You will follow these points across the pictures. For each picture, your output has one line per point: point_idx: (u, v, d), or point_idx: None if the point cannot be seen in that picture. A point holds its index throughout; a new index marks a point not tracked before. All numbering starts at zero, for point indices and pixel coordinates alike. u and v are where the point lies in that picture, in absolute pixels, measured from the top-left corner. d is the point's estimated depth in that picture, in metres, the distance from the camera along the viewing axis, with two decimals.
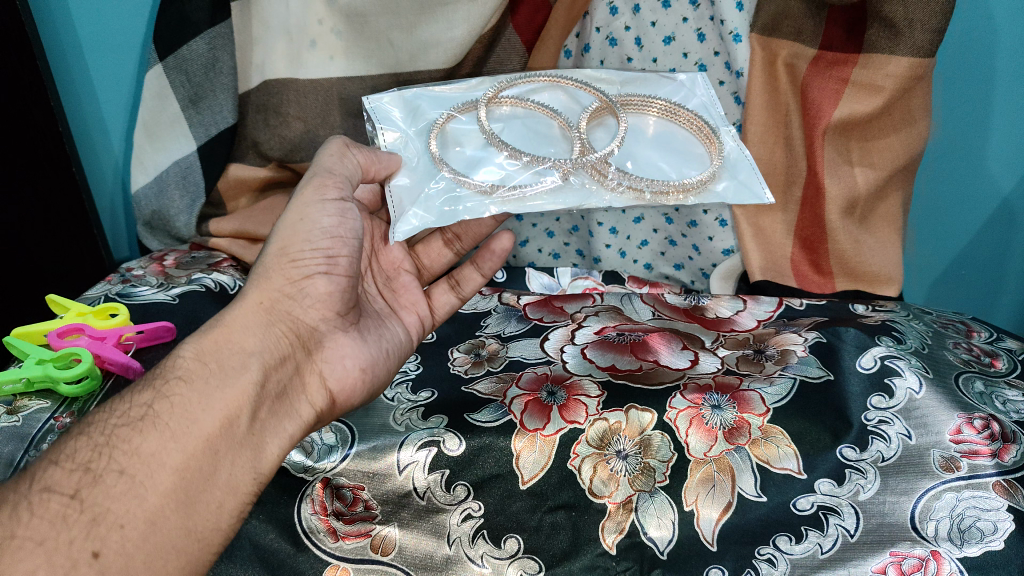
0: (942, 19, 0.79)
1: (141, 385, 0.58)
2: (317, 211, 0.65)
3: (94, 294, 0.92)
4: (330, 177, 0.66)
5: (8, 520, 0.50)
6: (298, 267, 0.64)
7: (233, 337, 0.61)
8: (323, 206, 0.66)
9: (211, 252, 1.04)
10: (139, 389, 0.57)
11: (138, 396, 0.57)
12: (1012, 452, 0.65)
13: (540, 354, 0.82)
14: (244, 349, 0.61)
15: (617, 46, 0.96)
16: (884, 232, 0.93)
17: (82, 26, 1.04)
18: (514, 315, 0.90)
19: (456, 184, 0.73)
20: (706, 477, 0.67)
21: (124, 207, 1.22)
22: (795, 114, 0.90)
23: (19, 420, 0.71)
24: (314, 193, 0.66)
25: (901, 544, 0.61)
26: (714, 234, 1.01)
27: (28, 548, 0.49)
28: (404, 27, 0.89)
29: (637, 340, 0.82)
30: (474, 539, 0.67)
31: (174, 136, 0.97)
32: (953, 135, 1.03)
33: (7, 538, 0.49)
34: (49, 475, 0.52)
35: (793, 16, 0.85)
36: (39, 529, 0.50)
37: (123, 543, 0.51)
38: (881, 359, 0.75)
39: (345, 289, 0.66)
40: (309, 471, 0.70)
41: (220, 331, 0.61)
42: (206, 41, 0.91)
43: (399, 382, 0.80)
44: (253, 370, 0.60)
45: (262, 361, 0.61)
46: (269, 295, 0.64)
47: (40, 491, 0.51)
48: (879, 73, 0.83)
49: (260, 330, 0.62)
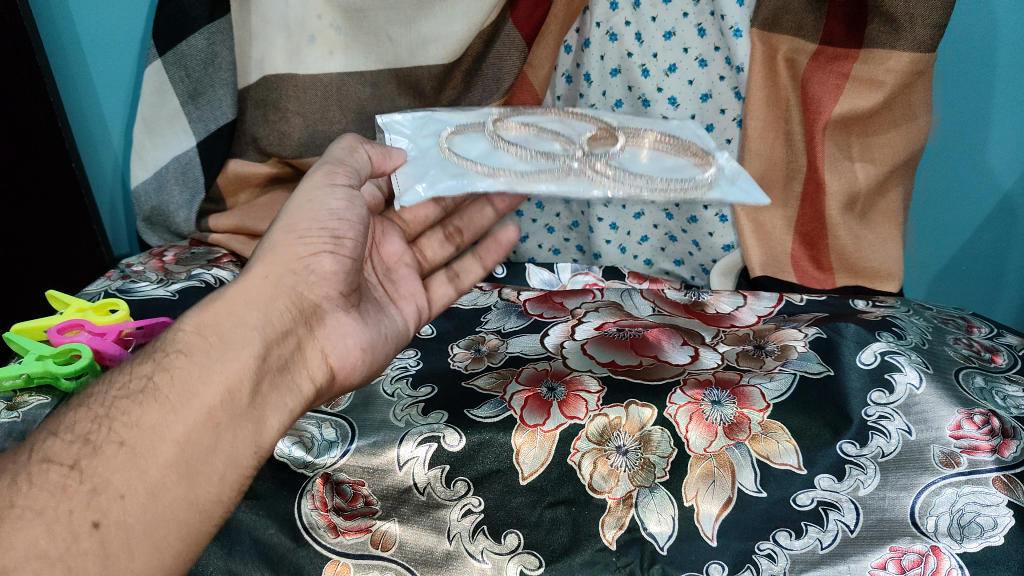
0: (944, 13, 0.78)
1: (140, 356, 0.58)
2: (326, 194, 0.66)
3: (94, 289, 0.91)
4: (340, 165, 0.68)
5: (8, 489, 0.50)
6: (303, 244, 0.64)
7: (235, 312, 0.61)
8: (332, 189, 0.66)
9: (211, 248, 1.02)
10: (139, 361, 0.57)
11: (139, 366, 0.57)
12: (1012, 448, 0.65)
13: (540, 349, 0.82)
14: (245, 323, 0.60)
15: (617, 42, 0.95)
16: (885, 226, 0.93)
17: (82, 23, 1.05)
18: (514, 310, 0.90)
19: (457, 166, 0.71)
20: (706, 472, 0.67)
21: (124, 204, 1.22)
22: (795, 108, 0.90)
23: (19, 415, 0.71)
24: (324, 176, 0.67)
25: (901, 540, 0.61)
26: (715, 230, 1.02)
27: (28, 518, 0.49)
28: (403, 21, 0.89)
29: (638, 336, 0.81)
30: (474, 534, 0.67)
31: (174, 131, 0.98)
32: (954, 130, 1.03)
33: (7, 507, 0.49)
34: (47, 445, 0.52)
35: (793, 11, 0.85)
36: (38, 499, 0.50)
37: (124, 512, 0.51)
38: (881, 354, 0.75)
39: (348, 270, 0.66)
40: (309, 467, 0.69)
41: (222, 305, 0.61)
42: (205, 37, 0.92)
43: (399, 377, 0.79)
44: (256, 343, 0.59)
45: (265, 335, 0.60)
46: (275, 270, 0.63)
47: (39, 461, 0.51)
48: (879, 68, 0.83)
49: (263, 304, 0.62)
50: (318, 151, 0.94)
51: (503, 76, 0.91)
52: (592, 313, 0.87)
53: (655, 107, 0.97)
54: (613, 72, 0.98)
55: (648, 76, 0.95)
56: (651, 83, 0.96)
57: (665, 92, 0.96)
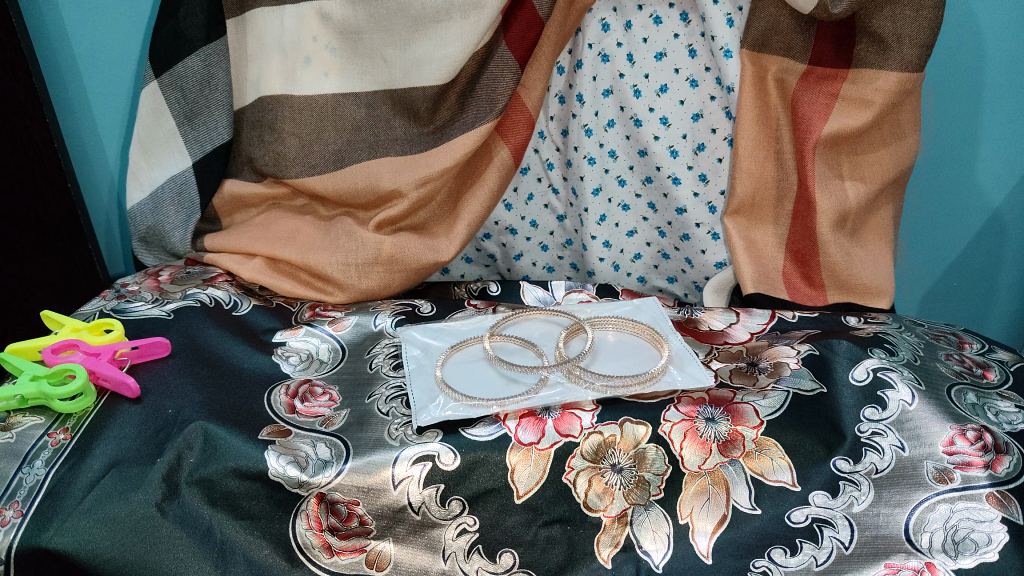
0: (930, 35, 0.82)
1: None
2: None
3: (89, 309, 0.91)
4: None
5: None
6: None
7: None
8: None
9: (207, 268, 1.00)
10: None
11: None
12: (1005, 463, 0.65)
13: (512, 379, 0.77)
14: None
15: (609, 63, 0.95)
16: (876, 244, 0.94)
17: (79, 45, 1.06)
18: (494, 339, 0.83)
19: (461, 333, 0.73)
20: (701, 489, 0.67)
21: (119, 225, 1.22)
22: (786, 128, 0.91)
23: (13, 436, 0.71)
24: None
25: (896, 556, 0.62)
26: (708, 247, 1.02)
27: None
28: (398, 43, 0.90)
29: (619, 372, 0.77)
30: (469, 554, 0.67)
31: (170, 152, 1.00)
32: (944, 148, 1.04)
33: None
34: None
35: (783, 32, 0.87)
36: None
37: None
38: (874, 371, 0.75)
39: None
40: (304, 486, 0.68)
41: None
42: (201, 59, 0.95)
43: (394, 396, 0.77)
44: None
45: None
46: None
47: None
48: (868, 87, 0.85)
49: None
50: (312, 171, 0.95)
51: (497, 98, 0.90)
52: (555, 347, 0.82)
53: (647, 127, 0.98)
54: (605, 93, 0.98)
55: (641, 96, 0.96)
56: (644, 103, 0.97)
57: (658, 112, 0.97)
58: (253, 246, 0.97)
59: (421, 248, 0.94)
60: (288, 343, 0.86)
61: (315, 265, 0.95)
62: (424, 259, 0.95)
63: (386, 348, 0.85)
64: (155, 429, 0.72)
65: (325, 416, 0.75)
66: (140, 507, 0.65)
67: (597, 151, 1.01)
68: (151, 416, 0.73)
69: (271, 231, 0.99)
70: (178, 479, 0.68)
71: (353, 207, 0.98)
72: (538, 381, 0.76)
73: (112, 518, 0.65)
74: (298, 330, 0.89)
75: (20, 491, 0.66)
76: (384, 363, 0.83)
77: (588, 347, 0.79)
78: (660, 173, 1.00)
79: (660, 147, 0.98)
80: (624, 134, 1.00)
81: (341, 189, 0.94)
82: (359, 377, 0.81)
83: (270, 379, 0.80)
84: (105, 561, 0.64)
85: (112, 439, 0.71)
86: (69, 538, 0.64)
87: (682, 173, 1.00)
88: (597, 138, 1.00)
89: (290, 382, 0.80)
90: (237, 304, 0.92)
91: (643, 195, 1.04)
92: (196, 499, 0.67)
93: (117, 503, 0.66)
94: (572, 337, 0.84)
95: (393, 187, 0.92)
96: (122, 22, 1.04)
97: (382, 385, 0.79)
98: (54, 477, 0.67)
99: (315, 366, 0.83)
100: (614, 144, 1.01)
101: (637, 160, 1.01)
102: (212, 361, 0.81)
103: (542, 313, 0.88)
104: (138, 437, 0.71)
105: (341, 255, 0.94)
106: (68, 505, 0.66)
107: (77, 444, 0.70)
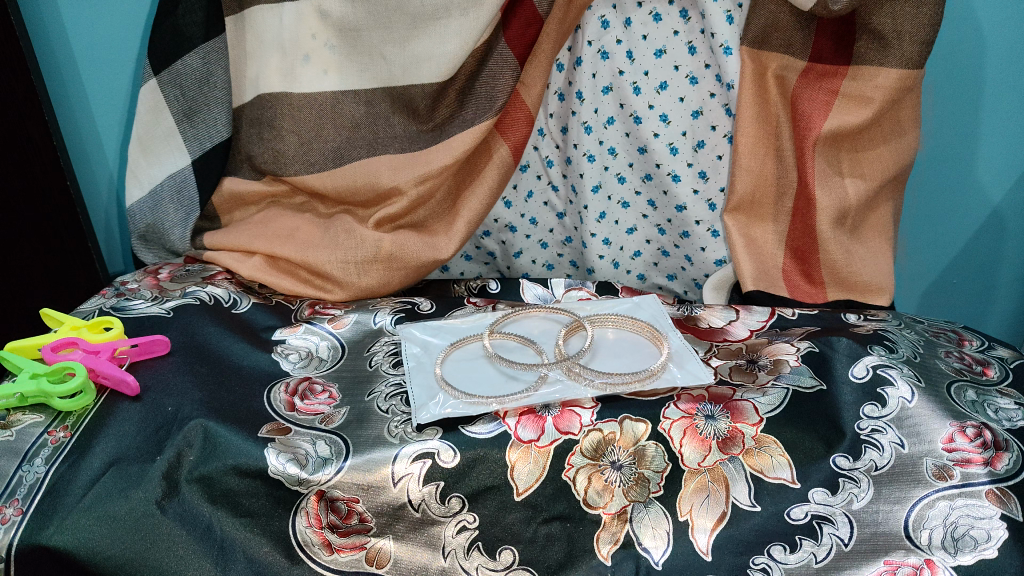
0: (930, 31, 0.81)
1: None
2: None
3: (89, 307, 0.91)
4: None
5: None
6: None
7: None
8: None
9: (206, 265, 1.00)
10: None
11: None
12: (1005, 460, 0.65)
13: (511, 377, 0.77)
14: None
15: (609, 59, 0.95)
16: (876, 241, 0.94)
17: (78, 43, 1.06)
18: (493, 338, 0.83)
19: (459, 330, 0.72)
20: (700, 486, 0.67)
21: (118, 223, 1.22)
22: (786, 125, 0.91)
23: (13, 434, 0.71)
24: None
25: (895, 553, 0.62)
26: (708, 245, 1.03)
27: None
28: (398, 40, 0.90)
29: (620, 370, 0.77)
30: (469, 551, 0.67)
31: (169, 149, 1.00)
32: (944, 145, 1.04)
33: None
34: None
35: (782, 29, 0.87)
36: None
37: None
38: (873, 368, 0.75)
39: None
40: (304, 483, 0.68)
41: None
42: (200, 56, 0.95)
43: (393, 394, 0.77)
44: None
45: None
46: None
47: None
48: (868, 84, 0.85)
49: None
50: (312, 169, 0.94)
51: (497, 95, 0.90)
52: (555, 345, 0.82)
53: (647, 124, 0.97)
54: (605, 90, 0.97)
55: (640, 93, 0.96)
56: (643, 101, 0.96)
57: (658, 109, 0.97)
58: (253, 244, 0.97)
59: (421, 246, 0.95)
60: (288, 340, 0.86)
61: (314, 263, 0.94)
62: (424, 257, 0.95)
63: (386, 346, 0.85)
64: (155, 426, 0.72)
65: (325, 413, 0.75)
66: (140, 505, 0.65)
67: (597, 148, 1.01)
68: (151, 414, 0.73)
69: (271, 229, 0.98)
70: (178, 476, 0.68)
71: (353, 205, 0.98)
72: (538, 379, 0.76)
73: (112, 515, 0.65)
74: (298, 328, 0.89)
75: (20, 489, 0.66)
76: (383, 360, 0.83)
77: (588, 345, 0.79)
78: (660, 171, 1.00)
79: (660, 145, 0.98)
80: (624, 131, 1.00)
81: (340, 186, 0.94)
82: (359, 375, 0.81)
83: (270, 377, 0.80)
84: (106, 559, 0.64)
85: (113, 437, 0.71)
86: (68, 536, 0.64)
87: (682, 170, 1.00)
88: (596, 135, 1.00)
89: (290, 380, 0.80)
90: (237, 302, 0.92)
91: (642, 192, 1.03)
92: (196, 497, 0.67)
93: (117, 501, 0.66)
94: (572, 335, 0.84)
95: (393, 184, 0.92)
96: (122, 19, 1.04)
97: (381, 382, 0.79)
98: (54, 474, 0.68)
99: (314, 364, 0.83)
100: (614, 141, 1.00)
101: (637, 157, 1.01)
102: (211, 358, 0.81)
103: (542, 310, 0.88)
104: (137, 436, 0.71)
105: (340, 253, 0.94)
106: (68, 503, 0.66)
107: (77, 441, 0.70)
